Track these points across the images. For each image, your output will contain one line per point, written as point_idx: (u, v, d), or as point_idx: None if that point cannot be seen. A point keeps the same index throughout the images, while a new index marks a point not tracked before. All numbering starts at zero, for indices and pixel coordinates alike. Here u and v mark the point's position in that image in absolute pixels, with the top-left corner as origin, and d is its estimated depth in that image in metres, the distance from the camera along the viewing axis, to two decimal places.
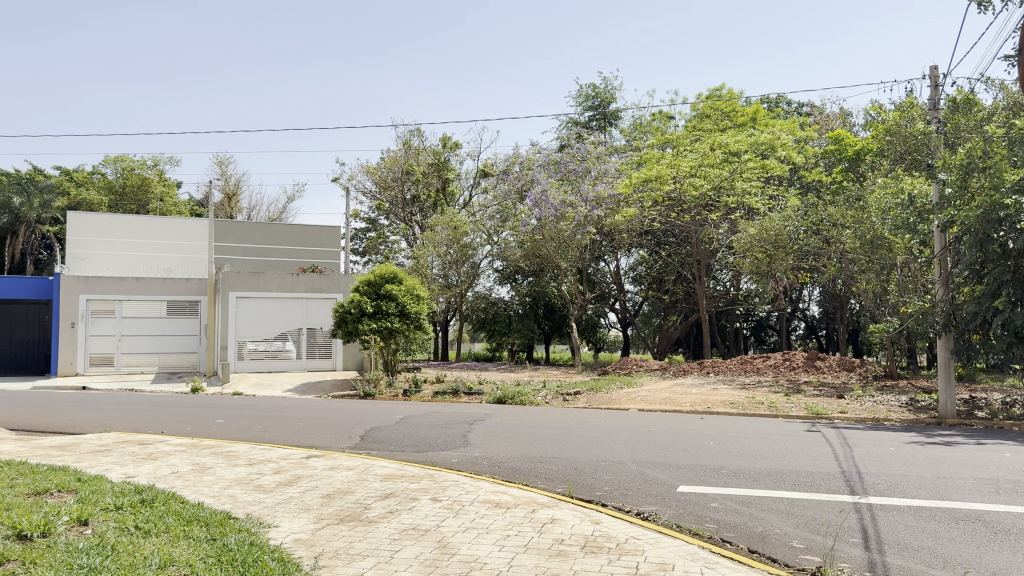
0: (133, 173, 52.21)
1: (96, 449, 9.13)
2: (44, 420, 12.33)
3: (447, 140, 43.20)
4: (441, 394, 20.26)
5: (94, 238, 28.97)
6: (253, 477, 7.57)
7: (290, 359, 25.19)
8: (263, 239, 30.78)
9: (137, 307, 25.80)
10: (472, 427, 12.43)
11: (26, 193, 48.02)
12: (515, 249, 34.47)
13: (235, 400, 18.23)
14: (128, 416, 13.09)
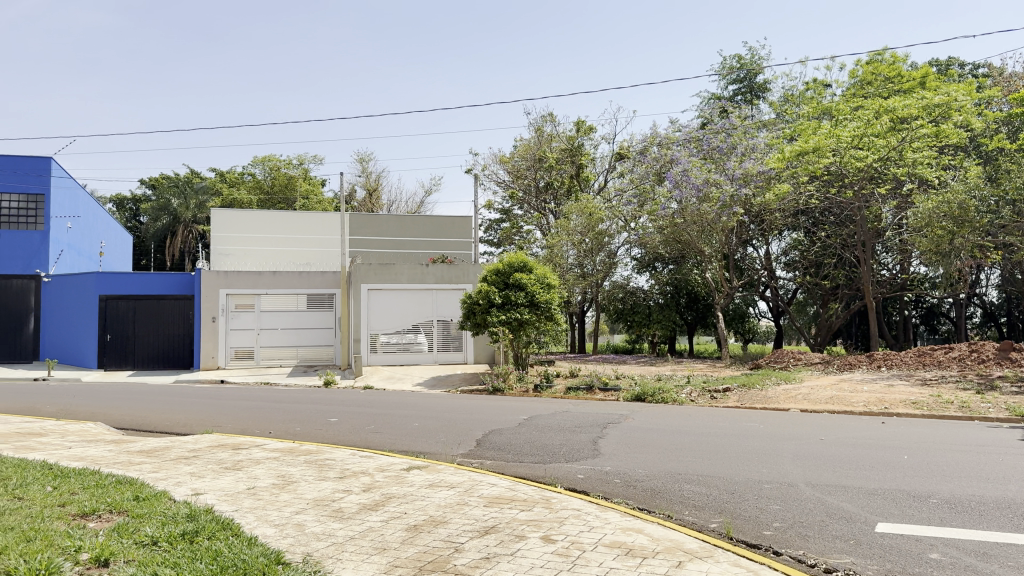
0: (280, 172, 54.24)
1: (183, 455, 8.24)
2: (157, 419, 11.77)
3: (582, 123, 41.51)
4: (574, 389, 18.73)
5: (237, 235, 29.44)
6: (335, 498, 6.30)
7: (421, 352, 24.45)
8: (396, 231, 30.33)
9: (274, 301, 25.89)
10: (605, 432, 10.79)
11: (184, 196, 50.95)
12: (654, 234, 32.32)
13: (359, 394, 17.48)
14: (241, 415, 12.39)
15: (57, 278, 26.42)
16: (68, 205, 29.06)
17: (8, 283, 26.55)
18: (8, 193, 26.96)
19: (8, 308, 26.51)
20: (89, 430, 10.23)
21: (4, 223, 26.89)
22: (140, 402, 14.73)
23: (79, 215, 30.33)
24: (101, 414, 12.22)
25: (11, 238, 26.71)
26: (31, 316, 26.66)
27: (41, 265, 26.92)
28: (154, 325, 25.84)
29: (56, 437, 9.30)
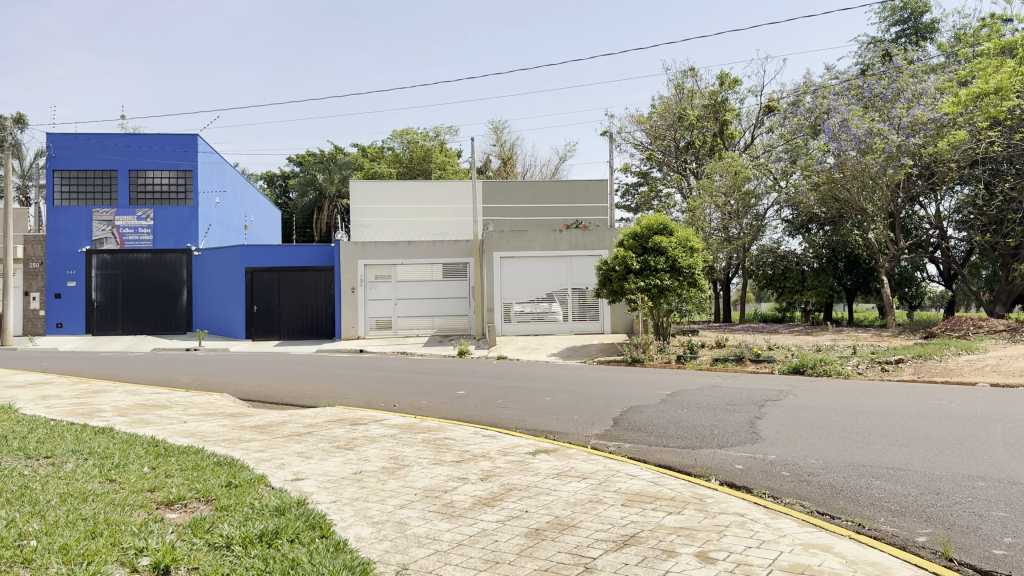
0: (417, 145, 54.77)
1: (296, 432, 7.62)
2: (285, 392, 11.45)
3: (725, 77, 38.83)
4: (722, 361, 17.18)
5: (375, 206, 29.38)
6: (447, 486, 5.36)
7: (556, 322, 23.35)
8: (529, 197, 29.40)
9: (410, 271, 25.73)
10: (763, 411, 9.37)
11: (329, 171, 52.43)
12: (807, 193, 29.67)
13: (492, 364, 16.73)
14: (367, 387, 11.85)
15: (207, 251, 27.43)
16: (215, 180, 30.23)
17: (162, 258, 27.82)
18: (160, 170, 28.23)
19: (164, 282, 27.76)
20: (213, 402, 9.94)
21: (158, 199, 28.25)
22: (274, 373, 14.63)
23: (225, 190, 31.53)
24: (233, 386, 12.07)
25: (164, 213, 28.09)
26: (184, 289, 27.85)
27: (192, 239, 28.14)
28: (296, 297, 26.39)
29: (178, 411, 9.00)
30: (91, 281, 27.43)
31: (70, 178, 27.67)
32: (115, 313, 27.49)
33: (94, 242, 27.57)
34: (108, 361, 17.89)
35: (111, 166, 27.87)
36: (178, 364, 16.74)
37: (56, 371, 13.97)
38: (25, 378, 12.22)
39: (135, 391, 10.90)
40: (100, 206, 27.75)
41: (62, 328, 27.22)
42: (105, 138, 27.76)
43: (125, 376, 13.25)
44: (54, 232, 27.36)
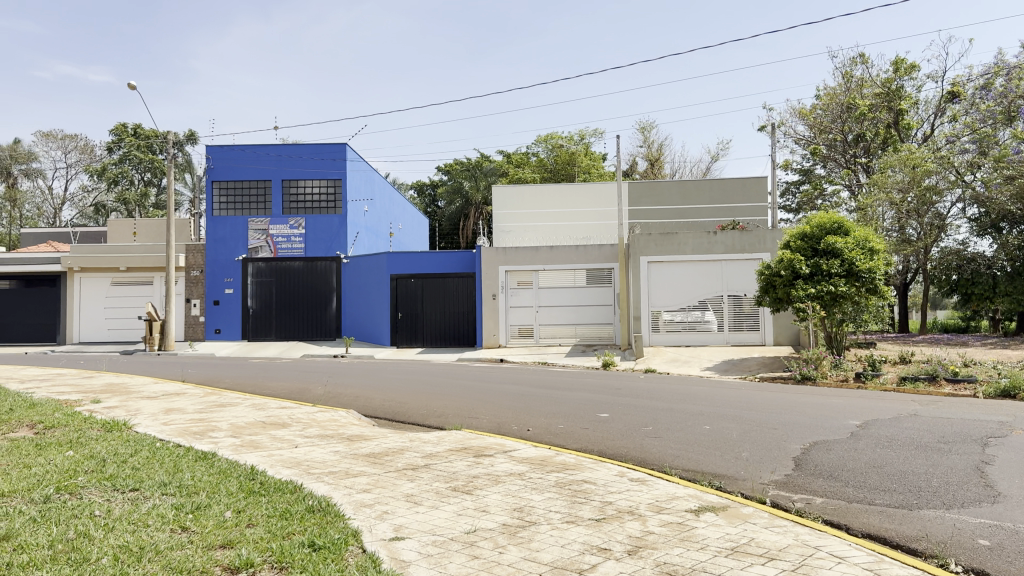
0: (562, 149, 53.87)
1: (411, 462, 6.53)
2: (414, 407, 10.59)
3: (901, 62, 34.98)
4: (910, 380, 14.78)
5: (518, 211, 28.53)
6: (584, 564, 4.00)
7: (710, 333, 21.49)
8: (680, 198, 27.52)
9: (552, 277, 24.66)
10: (991, 453, 7.37)
11: (475, 178, 52.43)
12: (1002, 187, 25.90)
13: (640, 379, 15.24)
14: (503, 406, 10.72)
15: (355, 259, 27.55)
16: (364, 188, 30.52)
17: (314, 265, 28.26)
18: (311, 180, 28.76)
19: (315, 289, 28.18)
20: (335, 419, 9.12)
21: (309, 208, 28.74)
22: (408, 384, 13.90)
23: (374, 198, 31.82)
24: (363, 399, 11.35)
25: (314, 221, 28.51)
26: (333, 296, 28.15)
27: (341, 247, 28.37)
28: (440, 304, 25.97)
29: (292, 431, 8.20)
30: (247, 288, 28.23)
31: (228, 189, 28.65)
32: (269, 320, 28.14)
33: (250, 250, 28.36)
34: (253, 369, 17.96)
35: (265, 176, 28.64)
36: (317, 374, 16.43)
37: (196, 380, 13.90)
38: (163, 388, 12.07)
39: (261, 406, 10.33)
40: (256, 215, 28.55)
41: (220, 334, 28.16)
42: (261, 149, 28.55)
43: (258, 387, 12.89)
44: (214, 241, 28.37)
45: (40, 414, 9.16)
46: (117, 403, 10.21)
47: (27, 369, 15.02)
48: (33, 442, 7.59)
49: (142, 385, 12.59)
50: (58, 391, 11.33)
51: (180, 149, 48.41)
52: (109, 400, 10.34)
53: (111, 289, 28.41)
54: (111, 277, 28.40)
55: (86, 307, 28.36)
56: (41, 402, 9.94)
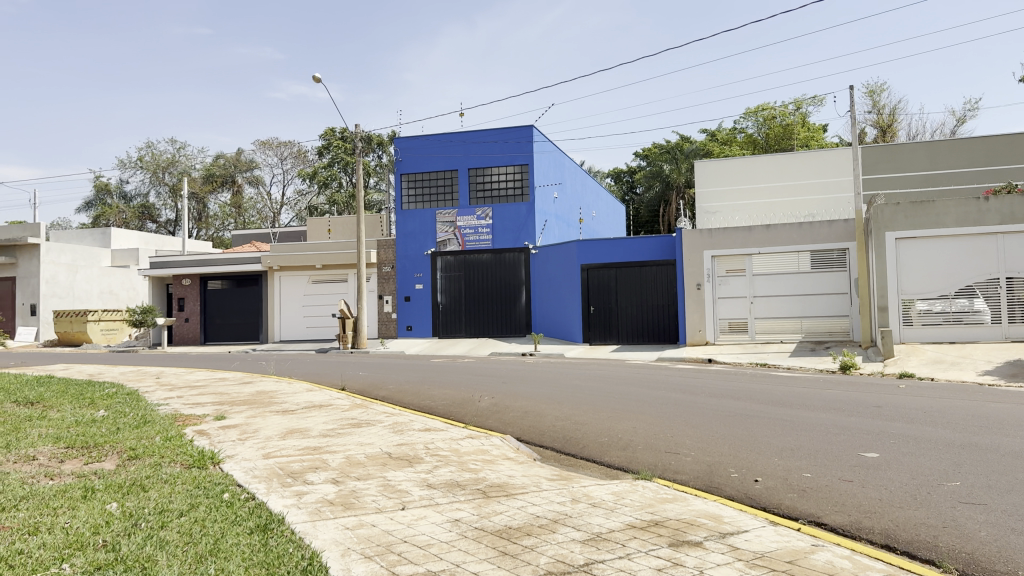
0: (776, 122, 48.55)
1: (562, 555, 3.91)
2: (596, 429, 8.07)
3: None
4: None
5: (726, 188, 24.94)
6: None
7: (982, 327, 16.97)
8: (929, 163, 22.65)
9: (769, 262, 20.99)
10: None
11: (676, 160, 48.49)
12: None
13: (898, 390, 11.56)
14: (713, 432, 7.84)
15: (544, 249, 25.34)
16: (553, 172, 28.31)
17: (502, 257, 26.31)
18: (498, 167, 26.74)
19: (505, 282, 26.25)
20: (481, 452, 6.71)
21: (497, 197, 26.77)
22: (594, 392, 11.35)
23: (564, 182, 29.60)
24: (533, 416, 9.01)
25: (502, 211, 26.52)
26: (523, 289, 26.08)
27: (530, 237, 26.17)
28: (639, 296, 23.13)
29: (415, 472, 5.87)
30: (437, 283, 26.76)
31: (416, 182, 27.44)
32: (460, 315, 26.53)
33: (439, 244, 26.89)
34: (426, 370, 16.25)
35: (451, 165, 27.07)
36: (490, 377, 14.25)
37: (353, 386, 12.21)
38: (308, 398, 10.39)
39: (399, 422, 8.19)
40: (444, 207, 27.06)
41: (412, 331, 26.91)
42: (447, 137, 27.06)
43: (416, 397, 10.87)
44: (403, 236, 27.23)
45: (141, 436, 7.58)
46: (239, 421, 8.51)
47: (197, 374, 14.26)
48: (92, 482, 5.83)
49: (290, 395, 11.01)
50: (195, 404, 9.95)
51: (380, 149, 49.44)
52: (234, 418, 8.66)
53: (309, 287, 28.46)
54: (307, 275, 28.48)
55: (286, 306, 28.64)
56: (158, 420, 8.44)
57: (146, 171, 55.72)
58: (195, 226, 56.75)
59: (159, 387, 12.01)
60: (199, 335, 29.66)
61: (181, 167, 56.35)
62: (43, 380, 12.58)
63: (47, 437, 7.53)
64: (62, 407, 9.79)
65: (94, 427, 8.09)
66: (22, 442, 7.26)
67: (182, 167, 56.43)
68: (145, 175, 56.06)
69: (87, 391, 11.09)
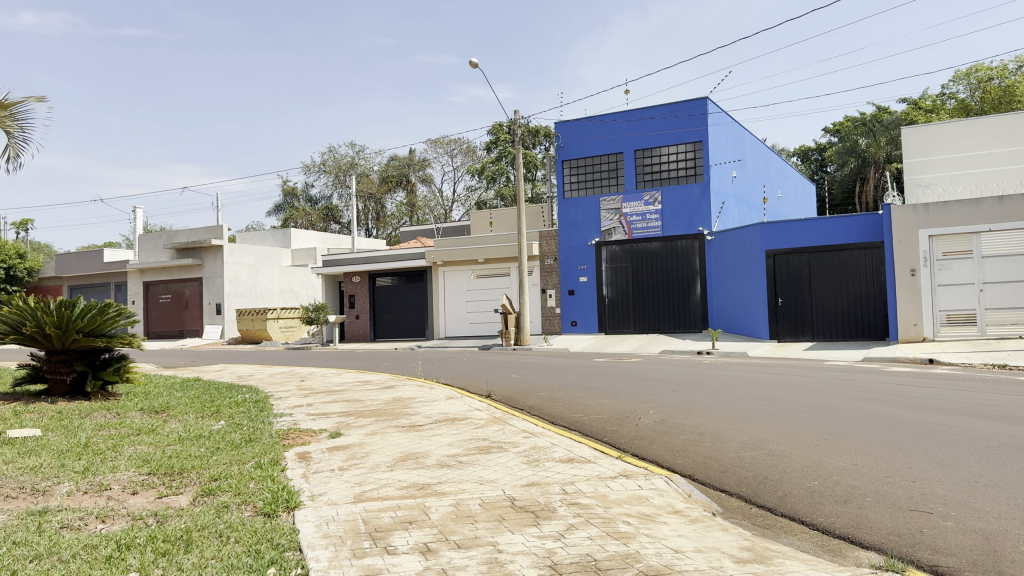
0: (993, 84, 42.34)
1: None
2: (798, 467, 6.01)
3: None
4: None
5: (940, 156, 21.16)
6: None
7: None
8: None
9: (1002, 241, 17.37)
10: None
11: (873, 133, 43.52)
12: None
13: None
14: (975, 477, 5.51)
15: (723, 235, 22.78)
16: (730, 149, 25.60)
17: (673, 245, 23.98)
18: (667, 146, 24.40)
19: (677, 273, 23.90)
20: (638, 501, 4.87)
21: (667, 180, 24.47)
22: (788, 404, 9.14)
23: (743, 159, 26.78)
24: (712, 442, 7.05)
25: (673, 194, 24.18)
26: (698, 280, 23.61)
27: (705, 222, 23.65)
28: (836, 285, 20.10)
29: (539, 538, 4.13)
30: (602, 276, 24.87)
31: (578, 168, 25.75)
32: (628, 310, 24.50)
33: (603, 234, 24.98)
34: (588, 371, 14.54)
35: (615, 147, 25.08)
36: (659, 379, 12.30)
37: (499, 393, 10.70)
38: (443, 408, 8.98)
39: (539, 447, 6.50)
40: (608, 193, 25.15)
41: (577, 327, 25.21)
42: (610, 118, 25.12)
43: (567, 409, 9.17)
44: (566, 226, 25.60)
45: (236, 458, 6.39)
46: (354, 440, 7.16)
47: (344, 375, 13.39)
48: (138, 532, 4.60)
49: (426, 402, 9.64)
50: (318, 414, 8.80)
51: (547, 141, 48.29)
52: (350, 437, 7.30)
53: (472, 282, 27.53)
54: (471, 270, 27.55)
55: (451, 301, 27.89)
56: (265, 437, 7.26)
57: (329, 175, 58.25)
58: (375, 226, 58.47)
59: (295, 392, 11.12)
60: (368, 332, 29.64)
61: (360, 169, 58.31)
62: (188, 385, 12.09)
63: (135, 461, 6.53)
64: (184, 418, 8.98)
65: (194, 447, 7.04)
66: (106, 466, 6.28)
67: (362, 169, 58.40)
68: (328, 178, 58.64)
69: (219, 399, 10.33)
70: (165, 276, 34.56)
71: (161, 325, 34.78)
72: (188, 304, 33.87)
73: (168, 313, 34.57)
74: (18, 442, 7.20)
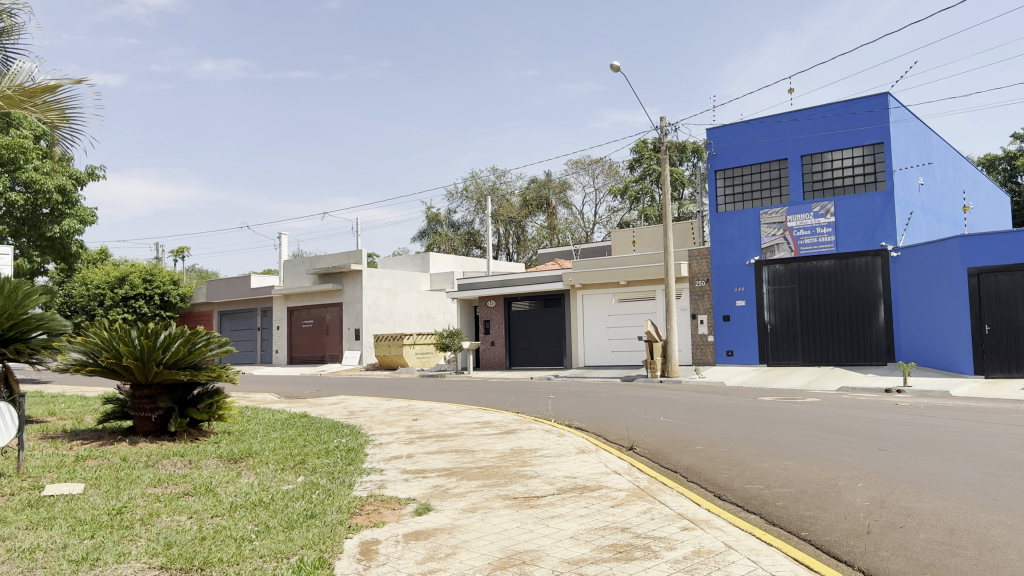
0: None
1: None
2: None
3: None
4: None
5: None
6: None
7: None
8: None
9: None
10: None
11: None
12: None
13: None
14: None
15: (911, 251, 19.45)
16: (916, 152, 22.12)
17: (848, 263, 20.82)
18: (841, 149, 21.34)
19: (855, 295, 20.65)
20: None
21: (840, 188, 21.36)
22: None
23: (930, 163, 23.13)
24: (976, 553, 4.62)
25: (848, 205, 21.02)
26: (881, 303, 20.27)
27: (888, 236, 20.36)
28: None
29: None
30: (763, 299, 21.96)
31: (734, 178, 23.09)
32: (795, 338, 21.46)
33: (764, 251, 22.10)
34: (751, 414, 12.00)
35: (777, 153, 22.30)
36: (846, 429, 9.70)
37: (644, 445, 8.51)
38: (572, 468, 6.93)
39: (710, 554, 4.32)
40: (769, 206, 22.31)
41: (734, 357, 22.38)
42: (773, 119, 22.40)
43: (736, 475, 6.90)
44: (719, 244, 22.90)
45: (277, 548, 4.62)
46: (444, 520, 5.23)
47: (463, 412, 11.62)
48: None
49: (552, 456, 7.61)
50: (415, 471, 6.95)
51: (695, 157, 45.30)
52: (442, 514, 5.37)
53: (614, 306, 25.33)
54: (613, 293, 25.37)
55: (591, 327, 25.76)
56: (332, 509, 5.47)
57: (471, 201, 57.95)
58: (516, 250, 57.34)
59: (401, 433, 9.43)
60: (504, 359, 28.03)
61: (500, 194, 57.54)
62: (290, 422, 10.70)
63: (156, 542, 4.91)
64: (259, 471, 7.41)
65: (241, 522, 5.35)
66: (113, 552, 4.69)
67: (503, 194, 57.57)
68: (470, 203, 58.32)
69: (311, 443, 8.75)
70: (308, 301, 34.67)
71: (303, 350, 34.86)
72: (329, 330, 33.73)
73: (310, 338, 34.61)
74: (43, 507, 5.81)
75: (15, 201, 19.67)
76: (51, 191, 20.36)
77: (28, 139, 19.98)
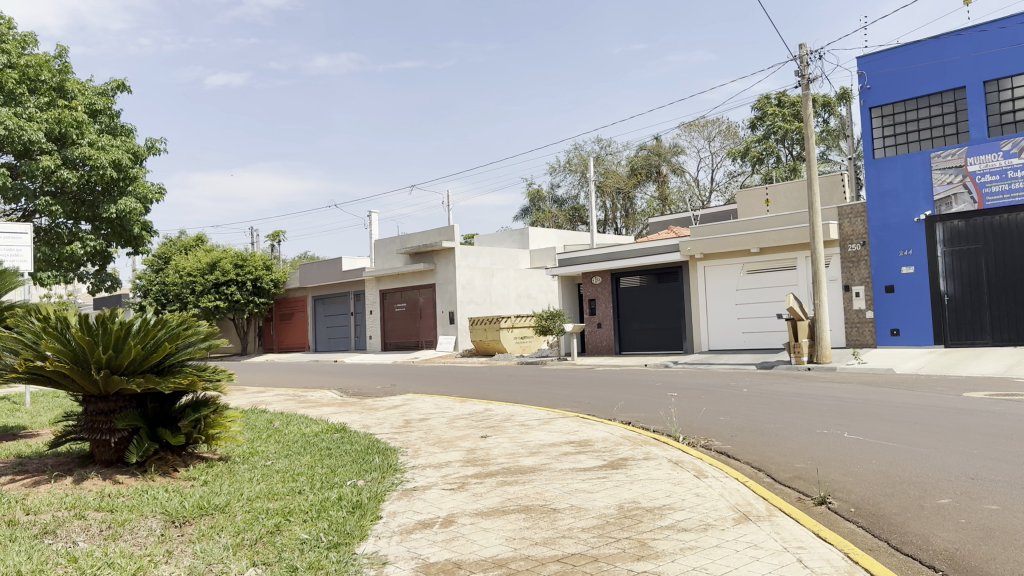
0: None
1: None
2: None
3: None
4: None
5: None
6: None
7: None
8: None
9: None
10: None
11: None
12: None
13: None
14: None
15: None
16: None
17: None
18: None
19: None
20: None
21: None
22: None
23: None
24: None
25: None
26: None
27: None
28: None
29: None
30: (937, 265, 17.66)
31: (897, 114, 18.75)
32: (982, 312, 17.12)
33: (937, 205, 17.72)
34: (969, 421, 8.28)
35: (953, 79, 17.82)
36: None
37: (846, 500, 5.26)
38: (734, 569, 3.60)
39: None
40: (942, 147, 17.89)
41: (900, 338, 18.19)
42: (949, 35, 17.88)
43: None
44: (877, 198, 18.60)
45: None
46: None
47: (554, 422, 8.40)
48: None
49: (692, 529, 4.29)
50: (442, 569, 3.79)
51: (827, 111, 40.06)
52: None
53: (743, 279, 21.45)
54: (741, 263, 21.48)
55: (716, 304, 21.99)
56: None
57: (575, 173, 54.35)
58: (624, 223, 53.33)
59: (455, 464, 6.32)
60: (613, 343, 24.62)
61: (606, 165, 53.62)
62: (316, 443, 7.79)
63: None
64: (197, 551, 4.45)
65: None
66: None
67: (609, 164, 53.63)
68: (574, 177, 54.73)
69: (314, 484, 5.76)
70: (401, 284, 32.34)
71: (397, 336, 32.63)
72: (422, 313, 31.31)
73: (403, 323, 32.33)
74: None
75: (69, 178, 17.89)
76: (107, 166, 18.47)
77: (80, 112, 18.38)
